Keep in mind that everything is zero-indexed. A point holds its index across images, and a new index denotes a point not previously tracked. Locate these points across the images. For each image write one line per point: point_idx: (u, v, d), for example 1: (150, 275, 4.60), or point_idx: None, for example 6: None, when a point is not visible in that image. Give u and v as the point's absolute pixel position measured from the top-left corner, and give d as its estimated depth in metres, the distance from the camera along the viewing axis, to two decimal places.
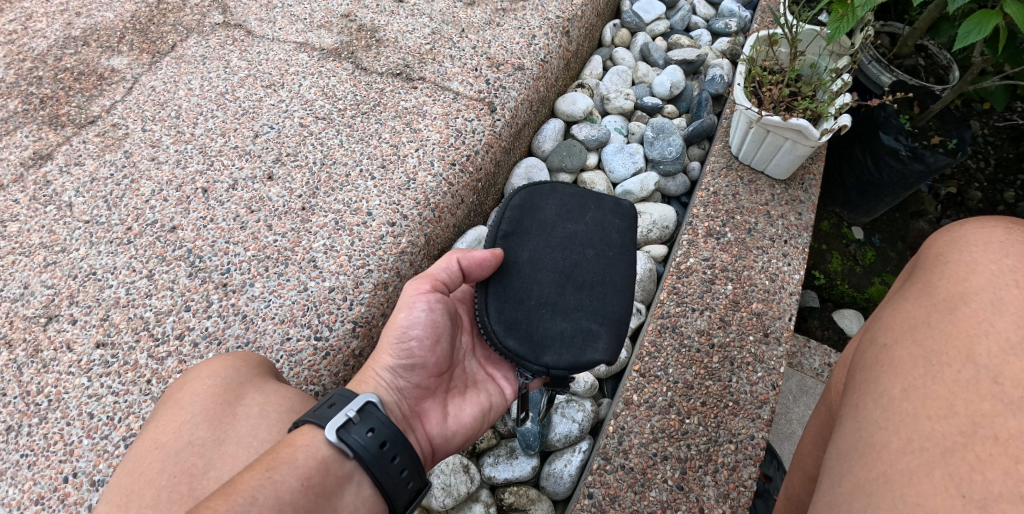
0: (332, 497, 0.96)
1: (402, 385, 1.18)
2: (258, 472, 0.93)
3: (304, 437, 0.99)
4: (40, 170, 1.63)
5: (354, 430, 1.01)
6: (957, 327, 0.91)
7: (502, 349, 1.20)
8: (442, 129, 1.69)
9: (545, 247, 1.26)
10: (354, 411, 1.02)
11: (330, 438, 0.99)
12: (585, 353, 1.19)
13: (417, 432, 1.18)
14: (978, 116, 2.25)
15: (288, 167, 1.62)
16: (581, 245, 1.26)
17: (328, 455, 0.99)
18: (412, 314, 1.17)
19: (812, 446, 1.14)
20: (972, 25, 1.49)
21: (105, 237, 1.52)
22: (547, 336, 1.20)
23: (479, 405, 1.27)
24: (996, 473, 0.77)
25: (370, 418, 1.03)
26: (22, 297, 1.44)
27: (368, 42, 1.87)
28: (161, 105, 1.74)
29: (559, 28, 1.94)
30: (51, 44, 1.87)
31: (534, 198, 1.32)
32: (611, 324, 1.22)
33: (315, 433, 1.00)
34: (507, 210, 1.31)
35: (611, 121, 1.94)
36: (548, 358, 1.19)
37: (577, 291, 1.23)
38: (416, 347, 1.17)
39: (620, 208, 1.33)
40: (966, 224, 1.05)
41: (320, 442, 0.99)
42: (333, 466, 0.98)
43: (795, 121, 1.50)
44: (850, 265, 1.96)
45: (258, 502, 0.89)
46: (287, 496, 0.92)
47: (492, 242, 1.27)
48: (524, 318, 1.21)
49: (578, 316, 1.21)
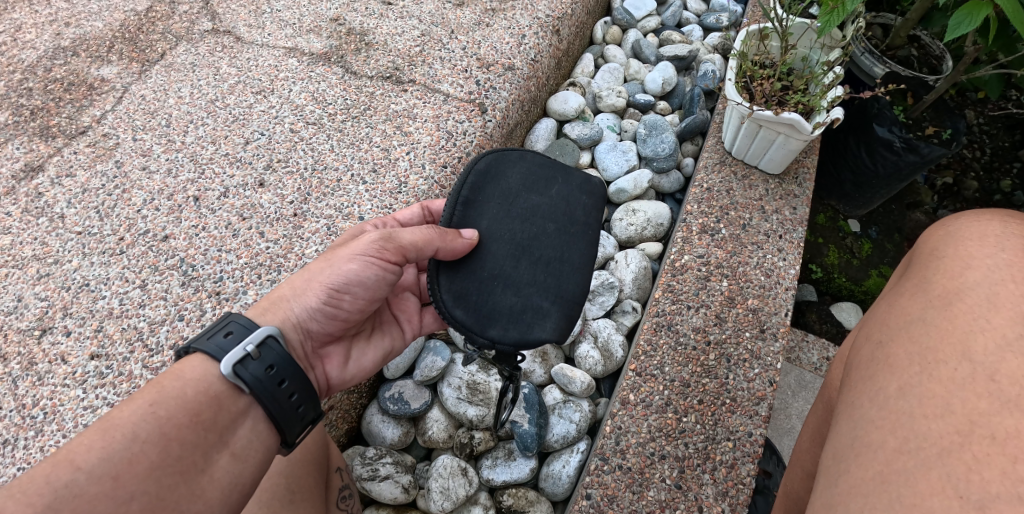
0: (224, 432, 0.96)
1: (313, 328, 1.14)
2: (142, 405, 0.92)
3: (195, 371, 0.97)
4: (32, 182, 1.62)
5: (252, 364, 0.99)
6: (952, 323, 0.91)
7: (449, 319, 1.17)
8: (432, 131, 1.69)
9: (505, 217, 1.21)
10: (252, 347, 0.99)
11: (223, 372, 0.96)
12: (532, 330, 1.16)
13: (315, 371, 1.17)
14: (972, 106, 2.24)
15: (279, 173, 1.62)
16: (542, 218, 1.22)
17: (220, 390, 0.97)
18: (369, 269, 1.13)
19: (810, 443, 1.13)
20: (963, 16, 1.47)
21: (98, 248, 1.51)
22: (495, 311, 1.17)
23: (382, 351, 1.29)
24: (994, 474, 0.76)
25: (269, 354, 1.01)
26: (16, 310, 1.44)
27: (357, 46, 1.86)
28: (151, 114, 1.74)
29: (550, 27, 1.94)
30: (41, 56, 1.87)
31: (500, 164, 1.27)
32: (563, 303, 1.18)
33: (208, 366, 0.98)
34: (470, 174, 1.26)
35: (603, 120, 1.94)
36: (494, 332, 1.17)
37: (531, 266, 1.19)
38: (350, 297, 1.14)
39: (589, 185, 1.28)
40: (960, 218, 1.04)
41: (214, 377, 0.97)
42: (225, 400, 0.97)
43: (788, 115, 1.49)
44: (847, 257, 1.95)
45: (138, 439, 0.89)
46: (173, 432, 0.92)
47: (451, 208, 1.22)
48: (475, 290, 1.18)
49: (530, 293, 1.18)
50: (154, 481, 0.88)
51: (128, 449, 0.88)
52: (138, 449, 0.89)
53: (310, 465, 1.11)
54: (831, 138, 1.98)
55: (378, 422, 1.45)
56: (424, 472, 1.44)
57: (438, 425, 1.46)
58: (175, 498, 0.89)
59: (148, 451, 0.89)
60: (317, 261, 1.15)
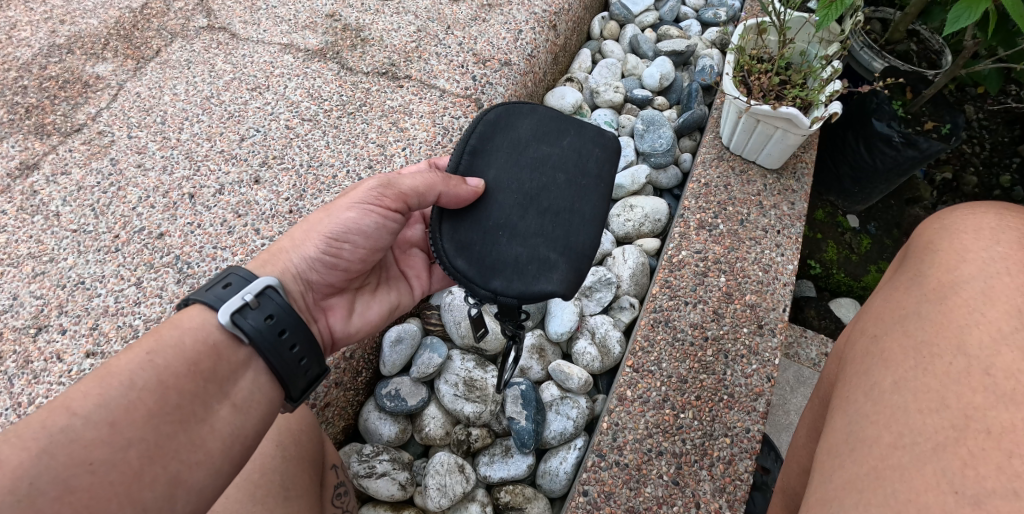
0: (224, 383, 0.95)
1: (313, 278, 1.14)
2: (138, 354, 0.91)
3: (194, 321, 0.97)
4: (27, 180, 1.62)
5: (251, 314, 0.98)
6: (947, 317, 0.90)
7: (450, 269, 1.15)
8: (429, 127, 1.68)
9: (513, 165, 1.19)
10: (251, 296, 0.99)
11: (223, 320, 0.96)
12: (538, 282, 1.13)
13: (319, 324, 1.17)
14: (971, 101, 2.23)
15: (275, 170, 1.61)
16: (553, 169, 1.19)
17: (219, 341, 0.97)
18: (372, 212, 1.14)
19: (805, 438, 1.12)
20: (962, 10, 1.46)
21: (93, 246, 1.51)
22: (499, 261, 1.14)
23: (388, 305, 1.28)
24: (989, 469, 0.75)
25: (268, 304, 1.00)
26: (12, 309, 1.43)
27: (353, 42, 1.85)
28: (146, 111, 1.73)
29: (546, 22, 1.93)
30: (36, 53, 1.86)
31: (510, 114, 1.24)
32: (571, 256, 1.15)
33: (207, 317, 0.97)
34: (478, 123, 1.23)
35: (600, 115, 1.92)
36: (497, 283, 1.14)
37: (539, 216, 1.15)
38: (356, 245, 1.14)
39: (603, 138, 1.24)
40: (955, 211, 1.03)
41: (213, 327, 0.97)
42: (224, 351, 0.97)
43: (785, 110, 1.48)
44: (845, 253, 1.94)
45: (136, 386, 0.88)
46: (172, 380, 0.91)
47: (457, 156, 1.20)
48: (478, 239, 1.15)
49: (537, 243, 1.14)
50: (152, 429, 0.87)
51: (125, 395, 0.87)
52: (135, 397, 0.88)
53: (305, 460, 1.09)
54: (830, 133, 1.97)
55: (375, 419, 1.44)
56: (421, 469, 1.43)
57: (435, 422, 1.46)
58: (175, 447, 0.88)
59: (146, 398, 0.88)
60: (315, 212, 1.16)
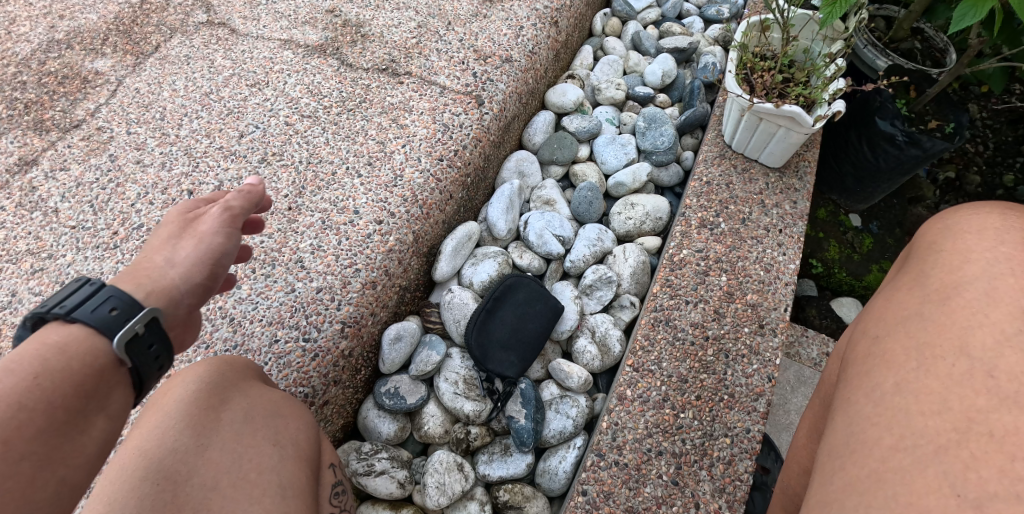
0: (99, 398, 0.92)
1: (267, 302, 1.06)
2: (24, 376, 0.85)
3: (81, 345, 0.90)
4: (26, 176, 1.61)
5: (144, 343, 0.95)
6: (949, 318, 0.89)
7: None
8: (429, 124, 1.67)
9: None
10: (139, 324, 0.94)
11: (115, 350, 0.92)
12: None
13: None
14: (975, 100, 2.22)
15: (274, 166, 1.60)
16: None
17: (109, 368, 0.92)
18: (189, 204, 1.19)
19: (806, 439, 1.11)
20: (967, 8, 1.45)
21: (92, 242, 1.50)
22: None
23: None
24: (991, 471, 0.74)
25: (154, 334, 0.97)
26: (10, 305, 1.43)
27: (353, 38, 1.84)
28: (145, 107, 1.72)
29: (548, 19, 1.91)
30: (35, 49, 1.85)
31: None
32: None
33: (96, 339, 0.91)
34: None
35: (602, 112, 1.92)
36: None
37: None
38: (211, 243, 1.12)
39: None
40: (959, 211, 1.02)
41: (105, 353, 0.92)
42: (112, 378, 0.93)
43: (788, 107, 1.47)
44: (847, 252, 1.94)
45: (26, 409, 0.84)
46: (58, 401, 0.87)
47: None
48: None
49: None
50: (42, 443, 0.85)
51: (14, 417, 0.83)
52: (26, 416, 0.84)
53: (302, 461, 1.04)
54: (832, 131, 1.95)
55: (374, 417, 1.44)
56: (420, 467, 1.43)
57: (434, 420, 1.45)
58: (63, 456, 0.87)
59: (34, 419, 0.84)
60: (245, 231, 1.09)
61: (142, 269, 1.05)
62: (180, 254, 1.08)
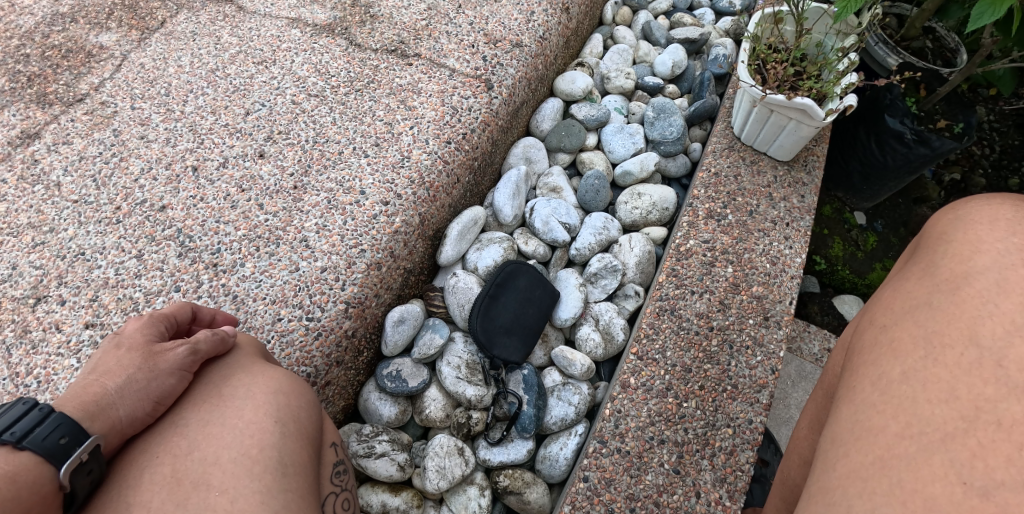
0: None
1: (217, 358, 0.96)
2: None
3: (28, 475, 0.83)
4: (28, 148, 1.60)
5: (86, 469, 0.89)
6: (960, 307, 0.89)
7: None
8: (437, 106, 1.65)
9: None
10: (83, 453, 0.88)
11: (59, 476, 0.86)
12: None
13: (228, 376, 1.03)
14: (984, 102, 2.20)
15: (280, 145, 1.59)
16: None
17: (53, 495, 0.86)
18: (152, 324, 1.06)
19: (808, 430, 1.09)
20: (985, 6, 1.42)
21: (94, 217, 1.49)
22: None
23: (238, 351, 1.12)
24: (998, 461, 0.74)
25: (95, 461, 0.90)
26: (11, 278, 1.42)
27: (362, 18, 1.82)
28: (149, 83, 1.71)
29: (559, 5, 1.89)
30: (39, 21, 1.83)
31: None
32: None
33: (43, 469, 0.85)
34: None
35: (611, 101, 1.91)
36: None
37: None
38: (164, 380, 0.99)
39: None
40: (972, 201, 1.02)
41: (48, 484, 0.85)
42: (54, 505, 0.86)
43: (800, 100, 1.46)
44: (851, 250, 1.93)
45: None
46: None
47: None
48: None
49: None
50: None
51: None
52: None
53: (303, 439, 1.01)
54: (842, 127, 1.94)
55: (376, 400, 1.43)
56: (420, 450, 1.42)
57: (435, 404, 1.44)
58: None
59: None
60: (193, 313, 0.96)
61: (90, 392, 0.94)
62: (131, 386, 0.96)
